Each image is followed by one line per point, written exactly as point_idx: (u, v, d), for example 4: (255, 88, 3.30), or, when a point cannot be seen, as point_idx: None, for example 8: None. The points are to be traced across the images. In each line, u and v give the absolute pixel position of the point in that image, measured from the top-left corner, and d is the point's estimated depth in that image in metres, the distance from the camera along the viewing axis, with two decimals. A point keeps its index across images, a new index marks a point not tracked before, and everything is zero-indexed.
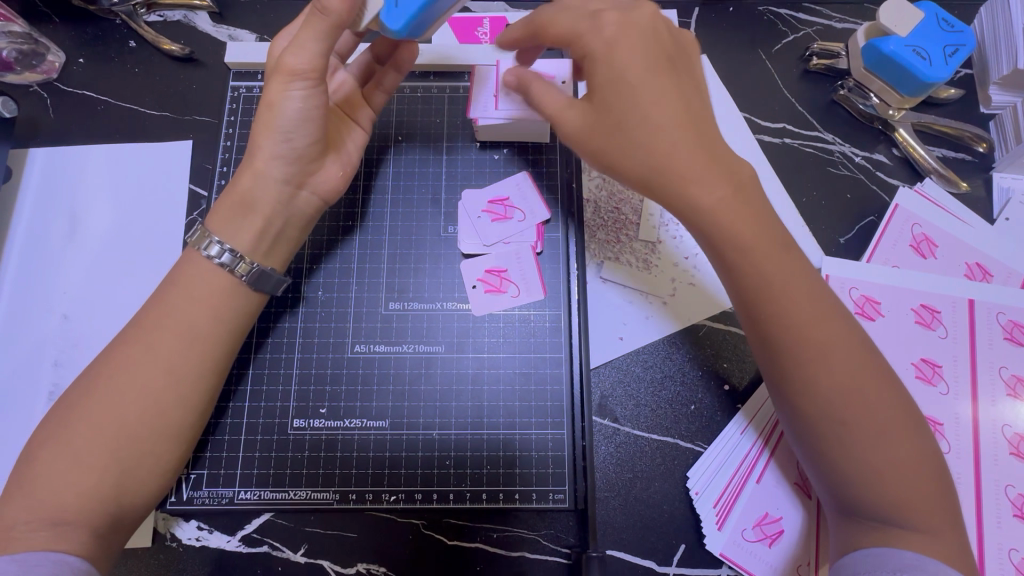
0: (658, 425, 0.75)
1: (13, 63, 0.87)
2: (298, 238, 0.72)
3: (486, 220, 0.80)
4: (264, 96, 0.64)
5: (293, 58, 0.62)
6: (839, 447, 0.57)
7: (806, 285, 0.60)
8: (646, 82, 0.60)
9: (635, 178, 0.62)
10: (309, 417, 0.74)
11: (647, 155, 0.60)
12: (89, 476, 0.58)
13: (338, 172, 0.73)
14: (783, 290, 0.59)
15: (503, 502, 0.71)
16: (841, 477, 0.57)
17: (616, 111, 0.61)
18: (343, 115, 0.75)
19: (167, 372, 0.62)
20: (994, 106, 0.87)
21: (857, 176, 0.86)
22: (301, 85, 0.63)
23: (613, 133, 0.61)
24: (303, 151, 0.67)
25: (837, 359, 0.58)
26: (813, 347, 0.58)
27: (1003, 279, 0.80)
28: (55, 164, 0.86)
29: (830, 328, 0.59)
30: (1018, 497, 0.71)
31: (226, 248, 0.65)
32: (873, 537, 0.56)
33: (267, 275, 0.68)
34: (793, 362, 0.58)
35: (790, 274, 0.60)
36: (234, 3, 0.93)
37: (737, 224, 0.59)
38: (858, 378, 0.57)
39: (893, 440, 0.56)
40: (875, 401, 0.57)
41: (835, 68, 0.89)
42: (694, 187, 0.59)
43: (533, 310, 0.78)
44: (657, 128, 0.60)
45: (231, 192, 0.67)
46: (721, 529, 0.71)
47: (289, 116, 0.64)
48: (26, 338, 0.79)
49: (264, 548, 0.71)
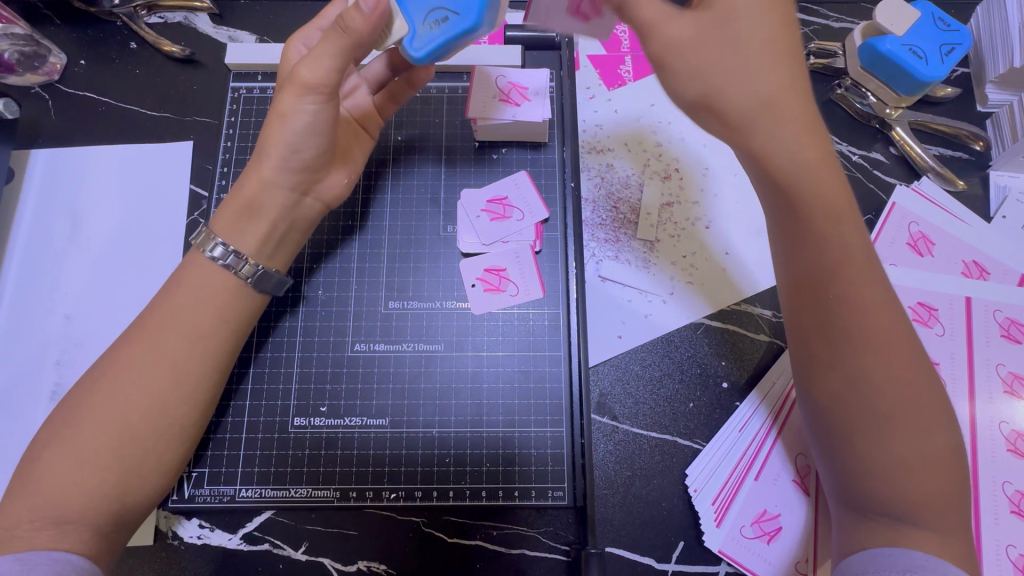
0: (656, 422, 0.76)
1: (14, 65, 0.88)
2: (301, 240, 0.73)
3: (485, 219, 0.81)
4: (276, 106, 0.65)
5: (307, 72, 0.63)
6: (876, 446, 0.55)
7: (864, 263, 0.57)
8: (774, 16, 0.56)
9: (735, 107, 0.56)
10: (309, 415, 0.74)
11: (757, 85, 0.55)
12: (93, 475, 0.58)
13: (342, 180, 0.74)
14: (850, 273, 0.56)
15: (503, 499, 0.72)
16: (863, 467, 0.56)
17: (735, 35, 0.56)
18: (357, 126, 0.78)
19: (171, 371, 0.62)
20: (990, 105, 0.87)
21: (854, 175, 0.87)
22: (313, 100, 0.64)
23: (725, 53, 0.56)
24: (313, 160, 0.68)
25: (892, 352, 0.55)
26: (873, 337, 0.55)
27: (1001, 277, 0.81)
28: (58, 165, 0.86)
29: (889, 319, 0.56)
30: (1014, 494, 0.71)
31: (229, 250, 0.66)
32: (885, 537, 0.55)
33: (271, 276, 0.69)
34: (845, 348, 0.56)
35: (860, 256, 0.57)
36: (234, 5, 0.93)
37: (824, 186, 0.55)
38: (910, 375, 0.55)
39: (933, 443, 0.55)
40: (922, 400, 0.55)
41: (834, 66, 0.89)
42: (783, 141, 0.55)
43: (532, 309, 0.78)
44: (776, 64, 0.55)
45: (235, 195, 0.68)
46: (719, 525, 0.71)
47: (296, 130, 0.65)
48: (28, 338, 0.79)
49: (266, 546, 0.72)
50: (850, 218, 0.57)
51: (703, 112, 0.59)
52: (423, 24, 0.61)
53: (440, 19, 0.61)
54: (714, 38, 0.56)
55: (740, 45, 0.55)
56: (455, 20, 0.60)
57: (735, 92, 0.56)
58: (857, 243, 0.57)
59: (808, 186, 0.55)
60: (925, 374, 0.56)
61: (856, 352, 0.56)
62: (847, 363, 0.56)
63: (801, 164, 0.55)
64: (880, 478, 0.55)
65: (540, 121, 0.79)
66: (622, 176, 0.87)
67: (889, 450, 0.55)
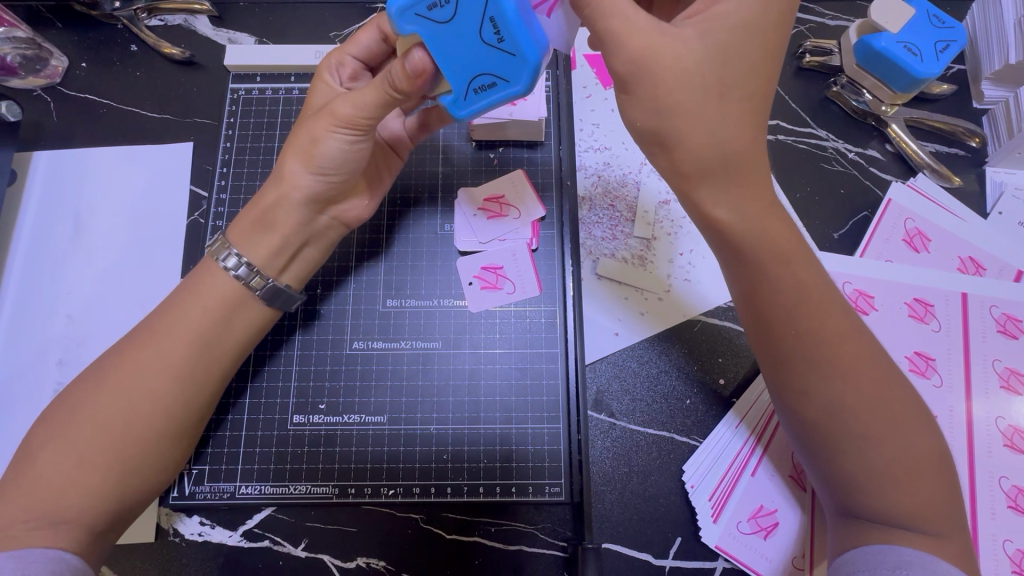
0: (652, 419, 0.76)
1: (16, 67, 0.88)
2: (317, 258, 0.74)
3: (481, 218, 0.81)
4: (307, 130, 0.66)
5: (349, 111, 0.64)
6: (858, 456, 0.56)
7: (813, 286, 0.58)
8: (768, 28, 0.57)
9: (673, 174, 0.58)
10: (308, 412, 0.75)
11: (723, 138, 0.56)
12: (91, 476, 0.59)
13: (363, 204, 0.76)
14: (803, 301, 0.58)
15: (501, 496, 0.72)
16: (850, 482, 0.57)
17: (711, 80, 0.56)
18: (389, 149, 0.79)
19: (174, 374, 0.63)
20: (987, 101, 0.87)
21: (850, 171, 0.87)
22: (348, 134, 0.65)
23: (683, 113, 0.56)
24: (339, 184, 0.70)
25: (857, 366, 0.57)
26: (835, 357, 0.57)
27: (996, 272, 0.81)
28: (58, 167, 0.87)
29: (848, 338, 0.57)
30: (1011, 489, 0.72)
31: (242, 261, 0.67)
32: (878, 537, 0.56)
33: (285, 294, 0.70)
34: (814, 373, 0.57)
35: (814, 281, 0.58)
36: (233, 6, 0.94)
37: (770, 232, 0.58)
38: (877, 384, 0.57)
39: (908, 444, 0.56)
40: (894, 404, 0.57)
41: (828, 65, 0.90)
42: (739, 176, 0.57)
43: (530, 307, 0.79)
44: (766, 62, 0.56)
45: (254, 205, 0.69)
46: (716, 521, 0.71)
47: (331, 155, 0.66)
48: (30, 338, 0.80)
49: (265, 543, 0.72)
50: (796, 244, 0.59)
51: (661, 149, 0.59)
52: (467, 88, 0.60)
53: (485, 85, 0.60)
54: (702, 78, 0.55)
55: (717, 88, 0.56)
56: (503, 87, 0.59)
57: (700, 141, 0.56)
58: (809, 262, 0.59)
59: (755, 233, 0.58)
60: (891, 378, 0.58)
61: (824, 376, 0.57)
62: (819, 384, 0.57)
63: (752, 215, 0.57)
64: (865, 486, 0.56)
65: (537, 119, 0.80)
66: (618, 174, 0.87)
67: (870, 459, 0.56)
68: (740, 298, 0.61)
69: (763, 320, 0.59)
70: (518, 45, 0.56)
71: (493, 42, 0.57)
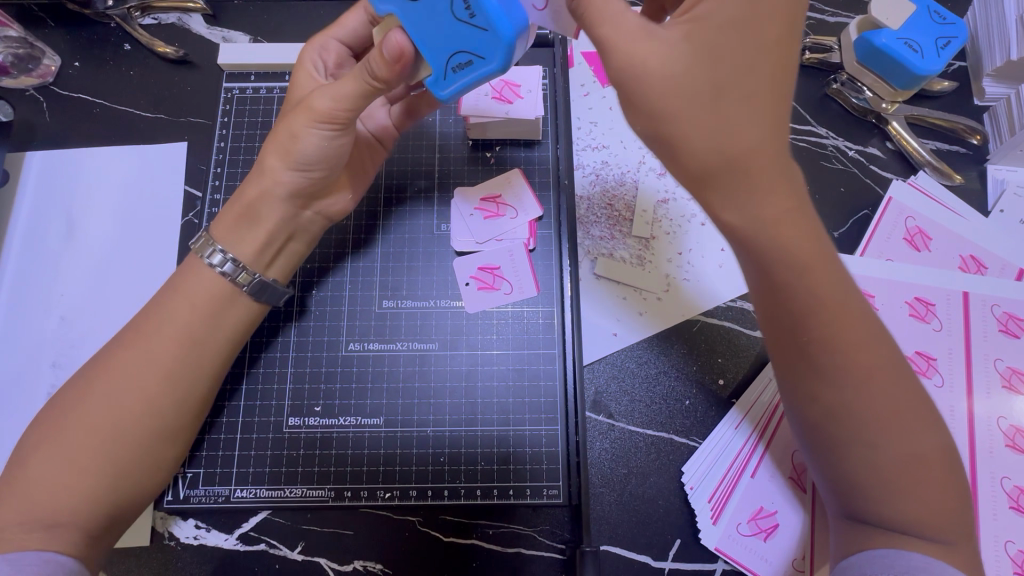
0: (651, 420, 0.75)
1: (8, 67, 0.88)
2: (301, 253, 0.73)
3: (479, 218, 0.81)
4: (287, 125, 0.65)
5: (323, 104, 0.63)
6: (869, 461, 0.55)
7: (832, 289, 0.56)
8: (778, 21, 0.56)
9: (689, 168, 0.56)
10: (303, 415, 0.74)
11: (728, 140, 0.54)
12: (85, 480, 0.58)
13: (346, 199, 0.75)
14: (823, 304, 0.55)
15: (498, 498, 0.71)
16: (860, 488, 0.56)
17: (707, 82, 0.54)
18: (375, 143, 0.78)
19: (168, 374, 0.62)
20: (988, 98, 0.86)
21: (850, 169, 0.86)
22: (325, 128, 0.64)
23: (690, 106, 0.54)
24: (319, 181, 0.69)
25: (869, 371, 0.55)
26: (848, 361, 0.55)
27: (998, 271, 0.80)
28: (53, 167, 0.86)
29: (862, 341, 0.56)
30: (1013, 490, 0.71)
31: (228, 257, 0.66)
32: (884, 542, 0.56)
33: (271, 288, 0.69)
34: (828, 378, 0.56)
35: (834, 282, 0.56)
36: (227, 5, 0.94)
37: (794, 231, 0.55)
38: (889, 388, 0.56)
39: (918, 448, 0.55)
40: (905, 408, 0.56)
41: (828, 61, 0.89)
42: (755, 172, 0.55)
43: (527, 307, 0.78)
44: (769, 60, 0.56)
45: (235, 202, 0.68)
46: (715, 523, 0.71)
47: (306, 152, 0.66)
48: (26, 340, 0.79)
49: (262, 547, 0.72)
50: (816, 246, 0.56)
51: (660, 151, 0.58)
52: (446, 66, 0.58)
53: (463, 62, 0.57)
54: (677, 100, 0.54)
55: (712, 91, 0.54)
56: (478, 65, 0.57)
57: (682, 157, 0.56)
58: (830, 265, 0.56)
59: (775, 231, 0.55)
60: (903, 382, 0.56)
61: (838, 381, 0.55)
62: (830, 389, 0.56)
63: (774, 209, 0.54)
64: (873, 491, 0.56)
65: (533, 118, 0.79)
66: (616, 174, 0.86)
67: (880, 464, 0.55)
68: (756, 298, 0.59)
69: (778, 323, 0.57)
70: (489, 20, 0.54)
71: (465, 18, 0.55)
